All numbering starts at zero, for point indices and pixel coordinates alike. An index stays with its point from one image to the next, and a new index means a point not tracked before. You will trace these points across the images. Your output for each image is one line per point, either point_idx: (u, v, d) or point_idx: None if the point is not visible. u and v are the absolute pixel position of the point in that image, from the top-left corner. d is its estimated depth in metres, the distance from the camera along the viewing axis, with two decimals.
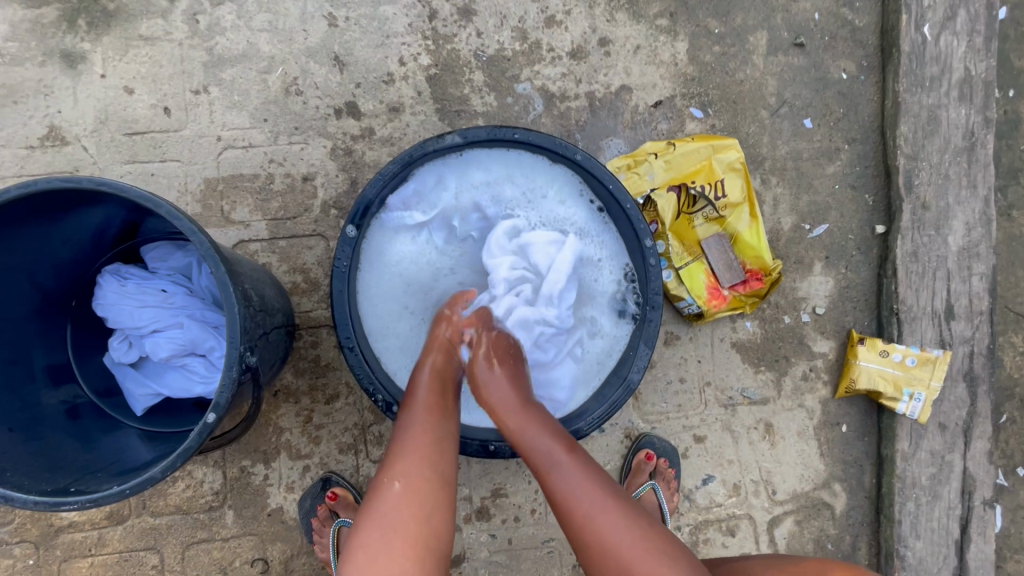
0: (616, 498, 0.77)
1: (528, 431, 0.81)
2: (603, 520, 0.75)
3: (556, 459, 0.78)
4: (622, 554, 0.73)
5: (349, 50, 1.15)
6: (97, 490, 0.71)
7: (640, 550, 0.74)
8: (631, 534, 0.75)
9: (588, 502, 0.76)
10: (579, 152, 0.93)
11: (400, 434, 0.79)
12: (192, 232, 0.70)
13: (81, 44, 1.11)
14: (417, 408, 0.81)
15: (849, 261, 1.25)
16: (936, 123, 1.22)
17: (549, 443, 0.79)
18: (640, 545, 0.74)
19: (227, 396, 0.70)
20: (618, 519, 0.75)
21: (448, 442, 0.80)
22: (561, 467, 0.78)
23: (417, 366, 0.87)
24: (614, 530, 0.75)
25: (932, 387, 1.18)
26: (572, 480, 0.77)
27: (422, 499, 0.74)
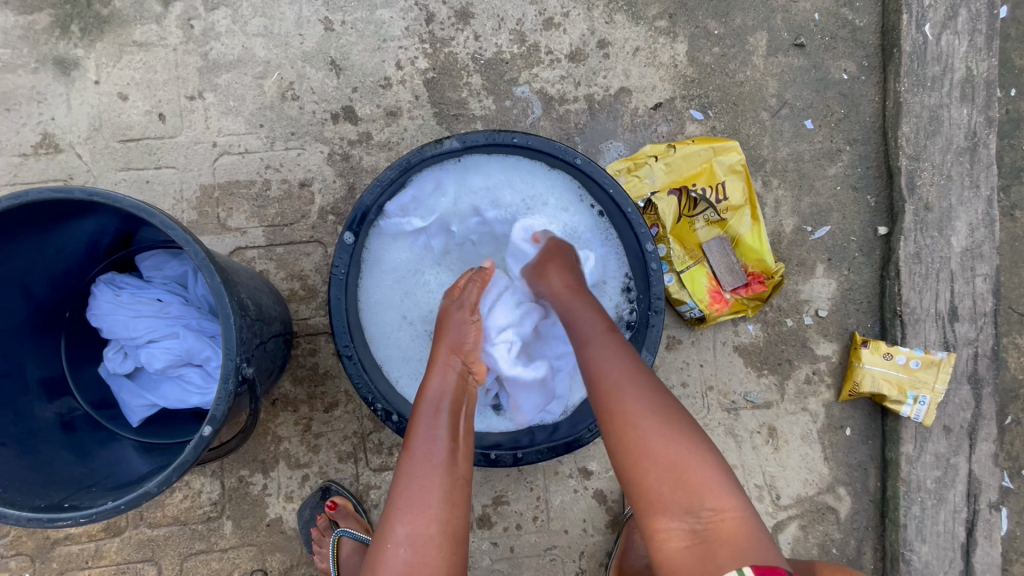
0: (652, 383, 0.75)
1: (574, 310, 0.84)
2: (633, 396, 0.73)
3: (592, 335, 0.80)
4: (651, 438, 0.70)
5: (346, 54, 1.14)
6: (92, 505, 0.69)
7: (668, 440, 0.70)
8: (662, 421, 0.71)
9: (621, 373, 0.75)
10: (579, 156, 0.92)
11: (401, 489, 0.70)
12: (186, 241, 0.69)
13: (74, 50, 1.10)
14: (419, 452, 0.73)
15: (852, 263, 1.24)
16: (938, 123, 1.21)
17: (591, 320, 0.82)
18: (671, 434, 0.70)
19: (224, 409, 0.69)
20: (649, 402, 0.73)
21: (459, 489, 0.72)
22: (596, 342, 0.79)
23: (420, 398, 0.78)
24: (644, 412, 0.72)
25: (937, 390, 1.17)
26: (605, 351, 0.78)
27: (432, 562, 0.66)
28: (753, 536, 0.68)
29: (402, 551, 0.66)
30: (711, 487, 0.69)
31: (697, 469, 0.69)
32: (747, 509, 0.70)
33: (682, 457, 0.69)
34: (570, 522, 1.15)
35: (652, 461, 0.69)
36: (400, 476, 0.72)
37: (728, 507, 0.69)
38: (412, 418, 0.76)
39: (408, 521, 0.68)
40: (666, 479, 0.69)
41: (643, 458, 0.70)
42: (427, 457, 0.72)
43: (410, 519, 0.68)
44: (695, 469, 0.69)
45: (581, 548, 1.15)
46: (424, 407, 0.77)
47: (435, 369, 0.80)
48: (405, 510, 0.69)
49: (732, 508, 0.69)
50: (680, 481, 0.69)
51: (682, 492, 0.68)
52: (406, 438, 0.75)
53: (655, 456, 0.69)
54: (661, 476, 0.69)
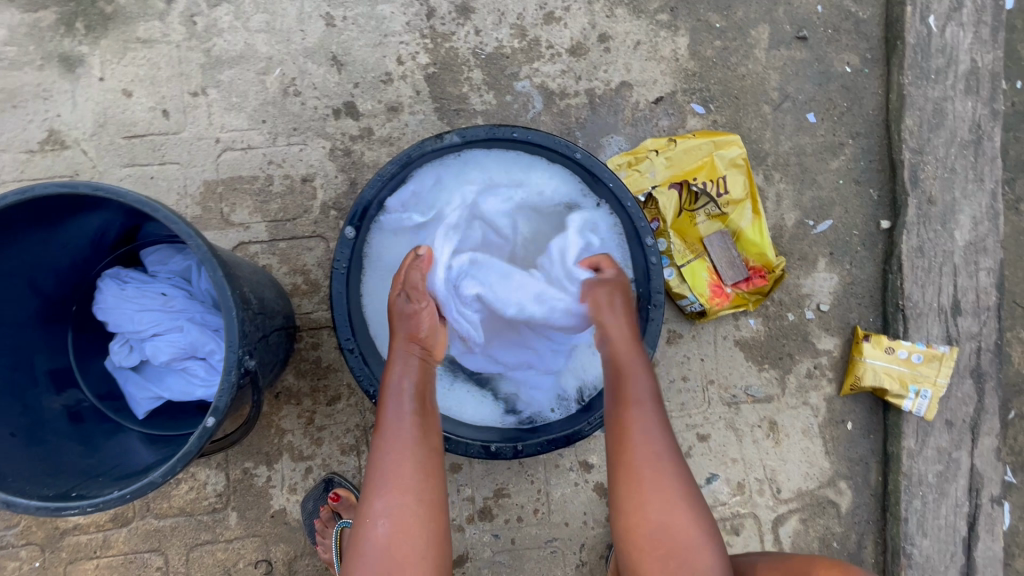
0: (681, 470, 0.78)
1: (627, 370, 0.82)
2: (665, 483, 0.76)
3: (643, 406, 0.80)
4: (669, 523, 0.75)
5: (347, 50, 1.15)
6: (98, 495, 0.70)
7: (684, 524, 0.75)
8: (682, 509, 0.76)
9: (658, 455, 0.77)
10: (578, 150, 0.93)
11: (378, 467, 0.76)
12: (189, 235, 0.70)
13: (79, 47, 1.11)
14: (388, 433, 0.78)
15: (854, 257, 1.23)
16: (942, 115, 1.21)
17: (642, 389, 0.81)
18: (686, 519, 0.75)
19: (226, 400, 0.70)
20: (676, 487, 0.76)
21: (430, 458, 0.77)
22: (645, 415, 0.79)
23: (383, 380, 0.82)
24: (668, 497, 0.76)
25: (939, 384, 1.17)
26: (649, 428, 0.78)
27: (415, 532, 0.73)
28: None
29: (382, 523, 0.73)
30: (709, 571, 0.74)
31: (700, 556, 0.74)
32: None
33: (690, 543, 0.74)
34: (570, 515, 1.16)
35: (663, 542, 0.74)
36: (373, 455, 0.77)
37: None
38: (381, 399, 0.80)
39: (386, 497, 0.74)
40: (667, 553, 0.74)
41: (655, 537, 0.75)
42: (397, 435, 0.77)
43: (387, 495, 0.74)
44: (700, 556, 0.74)
45: (582, 541, 1.16)
46: (390, 385, 0.81)
47: (394, 355, 0.83)
48: (383, 487, 0.74)
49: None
50: (682, 567, 0.74)
51: (681, 573, 0.73)
52: (376, 417, 0.80)
53: (668, 539, 0.74)
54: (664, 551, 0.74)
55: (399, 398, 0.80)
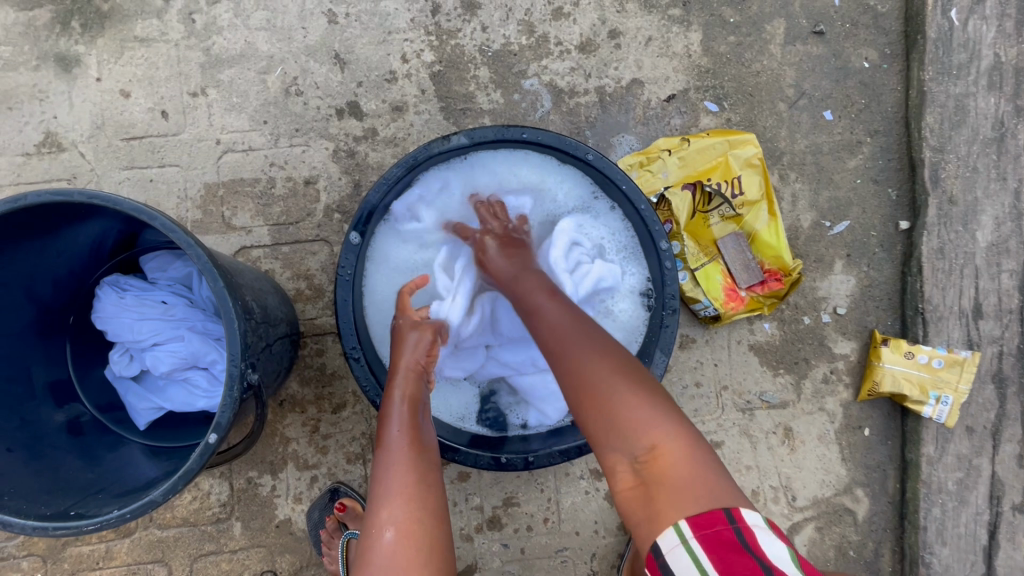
0: (593, 338, 0.71)
1: (519, 282, 0.83)
2: (574, 356, 0.70)
3: (535, 303, 0.78)
4: (591, 391, 0.66)
5: (350, 48, 1.11)
6: (96, 514, 0.68)
7: (603, 385, 0.66)
8: (603, 370, 0.67)
9: (564, 338, 0.72)
10: (590, 151, 0.89)
11: (380, 477, 0.70)
12: (189, 245, 0.67)
13: (75, 47, 1.08)
14: (391, 447, 0.72)
15: (872, 259, 1.20)
16: (963, 113, 1.17)
17: (534, 292, 0.79)
18: (609, 378, 0.67)
19: (229, 415, 0.67)
20: (590, 353, 0.69)
21: (432, 472, 0.72)
22: (541, 310, 0.77)
23: (386, 396, 0.77)
24: (585, 365, 0.68)
25: (960, 390, 1.14)
26: (553, 322, 0.74)
27: (420, 537, 0.65)
28: (699, 467, 0.61)
29: (387, 531, 0.65)
30: (648, 422, 0.63)
31: (639, 412, 0.64)
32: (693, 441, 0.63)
33: (618, 402, 0.65)
34: (581, 524, 1.13)
35: (593, 415, 0.66)
36: (375, 468, 0.71)
37: (672, 439, 0.62)
38: (382, 415, 0.75)
39: (389, 504, 0.67)
40: (602, 423, 0.65)
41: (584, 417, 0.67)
42: (400, 444, 0.72)
43: (390, 502, 0.67)
44: (637, 414, 0.64)
45: (593, 550, 1.13)
46: (395, 400, 0.76)
47: (396, 376, 0.79)
48: (384, 497, 0.68)
49: (676, 440, 0.62)
50: (621, 434, 0.64)
51: (622, 439, 0.64)
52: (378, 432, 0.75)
53: (594, 410, 0.66)
54: (600, 422, 0.65)
55: (400, 409, 0.75)
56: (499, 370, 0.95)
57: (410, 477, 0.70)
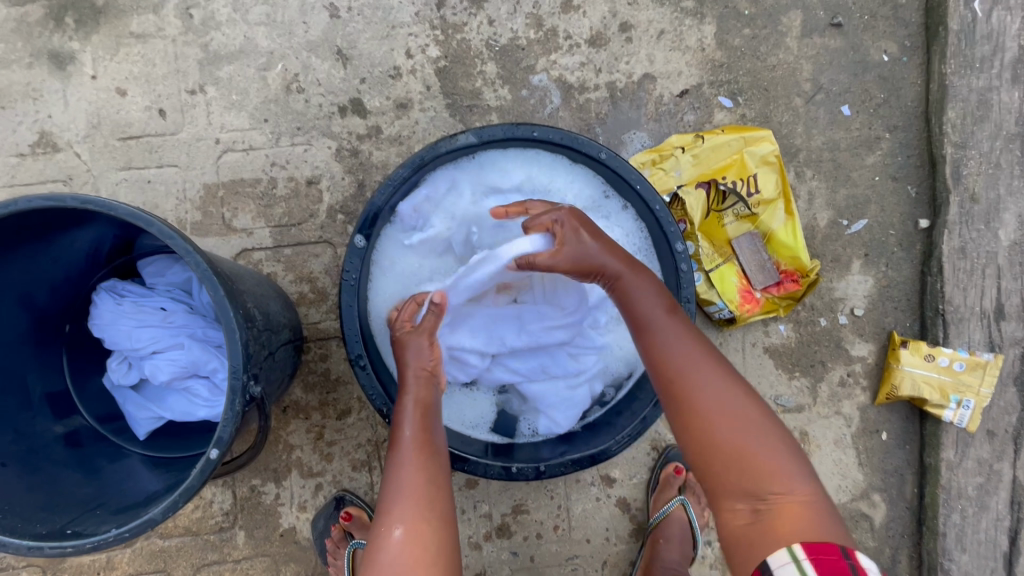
0: (719, 363, 0.68)
1: (632, 280, 0.73)
2: (700, 380, 0.66)
3: (649, 313, 0.71)
4: (716, 420, 0.64)
5: (353, 43, 1.08)
6: (95, 532, 0.66)
7: (733, 421, 0.64)
8: (730, 401, 0.65)
9: (687, 359, 0.68)
10: (603, 149, 0.86)
11: (392, 478, 0.70)
12: (187, 252, 0.64)
13: (69, 43, 1.05)
14: (405, 448, 0.72)
15: (890, 258, 1.16)
16: (986, 107, 1.13)
17: (651, 300, 0.72)
18: (736, 412, 0.64)
19: (230, 430, 0.65)
20: (717, 382, 0.66)
21: (442, 473, 0.72)
22: (657, 323, 0.71)
23: (397, 397, 0.77)
24: (712, 393, 0.65)
25: (982, 394, 1.10)
26: (673, 337, 0.69)
27: (428, 541, 0.65)
28: (825, 519, 0.59)
29: (397, 530, 0.65)
30: (782, 471, 0.61)
31: (768, 454, 0.62)
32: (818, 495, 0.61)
33: (745, 440, 0.63)
34: (592, 531, 1.11)
35: (715, 445, 0.63)
36: (387, 467, 0.71)
37: (803, 491, 0.61)
38: (396, 415, 0.75)
39: (399, 505, 0.68)
40: (725, 459, 0.63)
41: (707, 443, 0.64)
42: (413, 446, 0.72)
43: (403, 503, 0.68)
44: (768, 456, 0.62)
45: (604, 557, 1.11)
46: (406, 404, 0.75)
47: (406, 377, 0.77)
48: (395, 498, 0.68)
49: (805, 492, 0.61)
50: (748, 471, 0.61)
51: (749, 477, 0.61)
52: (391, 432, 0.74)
53: (721, 440, 0.63)
54: (725, 455, 0.63)
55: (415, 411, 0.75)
56: (508, 378, 0.91)
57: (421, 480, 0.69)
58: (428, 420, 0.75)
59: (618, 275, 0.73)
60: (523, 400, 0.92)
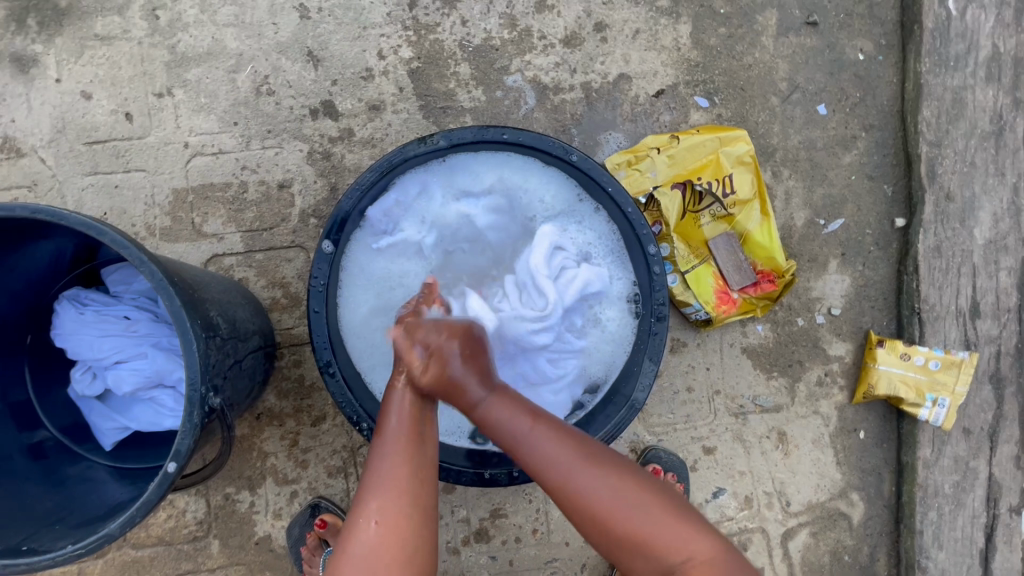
0: (593, 460, 0.70)
1: (492, 406, 0.71)
2: (584, 489, 0.68)
3: (513, 428, 0.70)
4: (611, 520, 0.67)
5: (324, 44, 1.06)
6: (51, 548, 0.64)
7: (628, 516, 0.67)
8: (618, 498, 0.67)
9: (563, 467, 0.68)
10: (574, 153, 0.87)
11: (373, 467, 0.68)
12: (141, 262, 0.62)
13: (32, 46, 1.03)
14: (388, 439, 0.69)
15: (867, 258, 1.16)
16: (961, 106, 1.13)
17: (510, 415, 0.71)
18: (627, 508, 0.67)
19: (189, 443, 0.64)
20: (600, 485, 0.68)
21: (427, 468, 0.68)
22: (524, 436, 0.69)
23: (389, 385, 0.74)
24: (601, 495, 0.67)
25: (957, 392, 1.11)
26: (547, 450, 0.69)
27: (402, 537, 0.63)
28: (732, 566, 0.66)
29: (369, 523, 0.64)
30: (685, 541, 0.66)
31: (666, 532, 0.66)
32: (720, 545, 0.67)
33: (644, 525, 0.66)
34: (570, 534, 1.10)
35: (617, 539, 0.67)
36: (371, 456, 0.69)
37: (705, 550, 0.66)
38: (385, 402, 0.72)
39: (378, 496, 0.65)
40: (634, 553, 0.66)
41: (611, 538, 0.67)
42: (396, 439, 0.69)
43: (382, 496, 0.65)
44: (666, 534, 0.66)
45: (583, 560, 1.11)
46: (395, 394, 0.72)
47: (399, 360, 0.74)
48: (375, 487, 0.66)
49: (709, 551, 0.66)
50: (654, 552, 0.66)
51: (654, 556, 0.66)
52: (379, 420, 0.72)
53: (620, 539, 0.67)
54: (630, 549, 0.66)
55: (405, 400, 0.72)
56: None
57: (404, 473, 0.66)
58: (415, 409, 0.72)
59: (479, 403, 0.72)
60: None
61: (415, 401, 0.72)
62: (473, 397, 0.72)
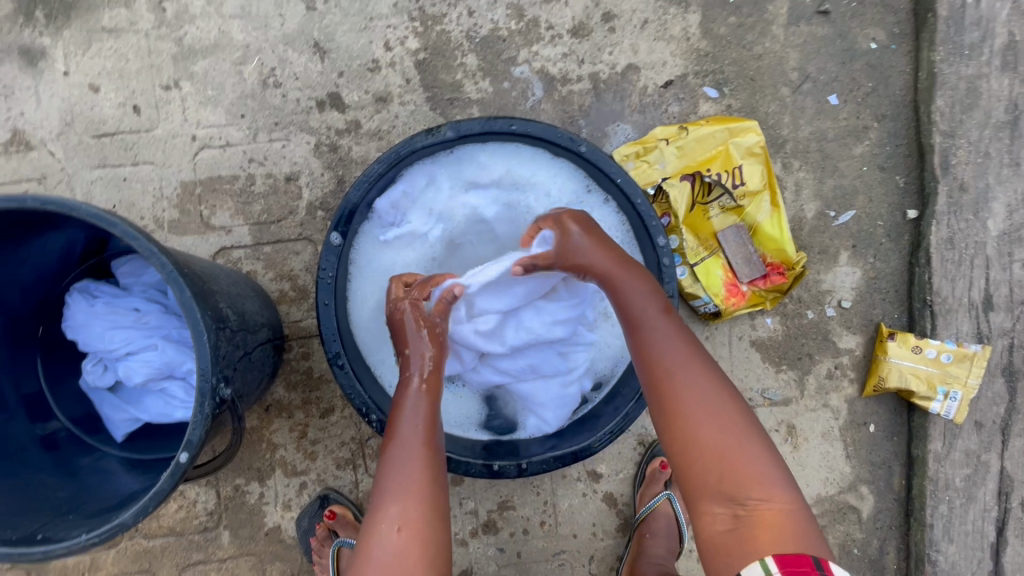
0: (704, 368, 0.70)
1: (624, 281, 0.75)
2: (688, 384, 0.68)
3: (640, 312, 0.73)
4: (702, 423, 0.66)
5: (330, 36, 1.06)
6: (65, 538, 0.65)
7: (721, 428, 0.65)
8: (716, 407, 0.67)
9: (675, 359, 0.70)
10: (583, 143, 0.86)
11: (388, 471, 0.67)
12: (152, 253, 0.63)
13: (40, 39, 1.03)
14: (404, 443, 0.69)
15: (878, 250, 1.15)
16: (975, 95, 1.11)
17: (643, 301, 0.74)
18: (723, 423, 0.66)
19: (201, 433, 0.64)
20: (703, 389, 0.68)
21: (443, 472, 0.69)
22: (653, 322, 0.73)
23: (402, 389, 0.74)
24: (700, 397, 0.67)
25: (969, 385, 1.10)
26: (663, 338, 0.72)
27: (424, 540, 0.63)
28: (805, 531, 0.61)
29: (393, 529, 0.63)
30: (764, 481, 0.63)
31: (751, 461, 0.64)
32: (796, 501, 0.64)
33: (733, 442, 0.65)
34: (578, 527, 1.10)
35: (700, 443, 0.66)
36: (385, 461, 0.68)
37: (782, 499, 0.63)
38: (397, 407, 0.72)
39: (399, 500, 0.65)
40: (713, 465, 0.64)
41: (695, 442, 0.66)
42: (414, 443, 0.68)
43: (403, 499, 0.65)
44: (749, 461, 0.64)
45: (591, 553, 1.11)
46: (408, 400, 0.72)
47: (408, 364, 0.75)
48: (393, 491, 0.66)
49: (785, 502, 0.63)
50: (733, 475, 0.64)
51: (732, 480, 0.64)
52: (390, 424, 0.71)
53: (708, 447, 0.65)
54: (708, 457, 0.65)
55: (420, 401, 0.72)
56: (497, 377, 0.89)
57: (423, 478, 0.66)
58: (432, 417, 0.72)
59: (609, 274, 0.76)
60: (512, 399, 0.91)
61: (429, 410, 0.72)
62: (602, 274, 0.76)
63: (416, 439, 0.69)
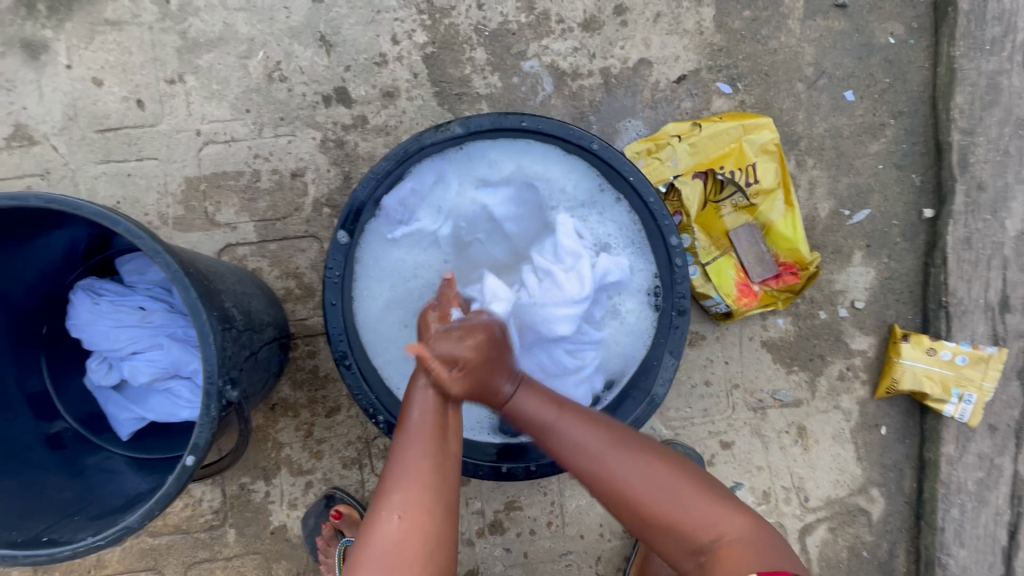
0: (623, 446, 0.71)
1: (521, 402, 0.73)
2: (618, 471, 0.69)
3: (542, 416, 0.72)
4: (646, 497, 0.68)
5: (337, 29, 1.04)
6: (70, 540, 0.64)
7: (658, 495, 0.68)
8: (647, 475, 0.69)
9: (593, 454, 0.70)
10: (596, 140, 0.84)
11: (395, 459, 0.66)
12: (157, 252, 0.61)
13: (42, 32, 1.01)
14: (413, 431, 0.68)
15: (893, 250, 1.13)
16: (996, 92, 1.09)
17: (536, 404, 0.73)
18: (654, 493, 0.68)
19: (206, 436, 0.63)
20: (632, 468, 0.69)
21: (452, 462, 0.67)
22: (555, 426, 0.71)
23: (413, 375, 0.72)
24: (636, 479, 0.69)
25: (984, 388, 1.08)
26: (575, 437, 0.71)
27: (424, 533, 0.61)
28: (768, 545, 0.66)
29: (393, 517, 0.62)
30: (715, 519, 0.67)
31: (696, 510, 0.68)
32: (754, 522, 0.68)
33: (668, 506, 0.68)
34: (586, 528, 1.10)
35: (647, 521, 0.68)
36: (393, 451, 0.67)
37: (737, 529, 0.67)
38: (409, 393, 0.70)
39: (403, 488, 0.63)
40: (665, 530, 0.68)
41: (640, 520, 0.69)
42: (421, 432, 0.67)
43: (405, 487, 0.63)
44: (695, 517, 0.67)
45: (598, 553, 1.10)
46: (418, 387, 0.70)
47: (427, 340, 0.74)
48: (398, 481, 0.65)
49: (739, 529, 0.67)
50: (684, 532, 0.67)
51: (686, 538, 0.67)
52: (401, 412, 0.70)
53: (657, 521, 0.68)
54: (662, 523, 0.68)
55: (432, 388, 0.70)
56: None
57: (430, 467, 0.65)
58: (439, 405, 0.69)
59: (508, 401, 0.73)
60: None
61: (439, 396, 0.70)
62: (504, 394, 0.73)
63: (424, 426, 0.68)
